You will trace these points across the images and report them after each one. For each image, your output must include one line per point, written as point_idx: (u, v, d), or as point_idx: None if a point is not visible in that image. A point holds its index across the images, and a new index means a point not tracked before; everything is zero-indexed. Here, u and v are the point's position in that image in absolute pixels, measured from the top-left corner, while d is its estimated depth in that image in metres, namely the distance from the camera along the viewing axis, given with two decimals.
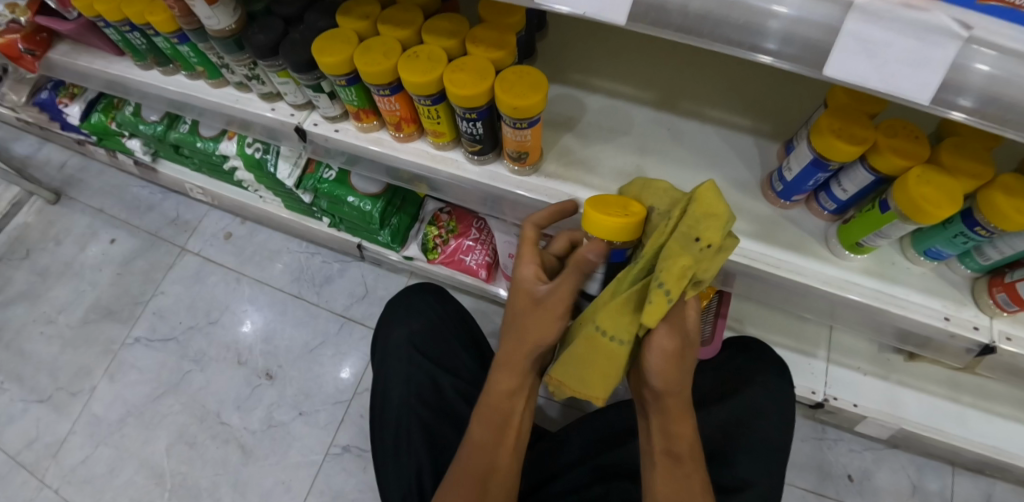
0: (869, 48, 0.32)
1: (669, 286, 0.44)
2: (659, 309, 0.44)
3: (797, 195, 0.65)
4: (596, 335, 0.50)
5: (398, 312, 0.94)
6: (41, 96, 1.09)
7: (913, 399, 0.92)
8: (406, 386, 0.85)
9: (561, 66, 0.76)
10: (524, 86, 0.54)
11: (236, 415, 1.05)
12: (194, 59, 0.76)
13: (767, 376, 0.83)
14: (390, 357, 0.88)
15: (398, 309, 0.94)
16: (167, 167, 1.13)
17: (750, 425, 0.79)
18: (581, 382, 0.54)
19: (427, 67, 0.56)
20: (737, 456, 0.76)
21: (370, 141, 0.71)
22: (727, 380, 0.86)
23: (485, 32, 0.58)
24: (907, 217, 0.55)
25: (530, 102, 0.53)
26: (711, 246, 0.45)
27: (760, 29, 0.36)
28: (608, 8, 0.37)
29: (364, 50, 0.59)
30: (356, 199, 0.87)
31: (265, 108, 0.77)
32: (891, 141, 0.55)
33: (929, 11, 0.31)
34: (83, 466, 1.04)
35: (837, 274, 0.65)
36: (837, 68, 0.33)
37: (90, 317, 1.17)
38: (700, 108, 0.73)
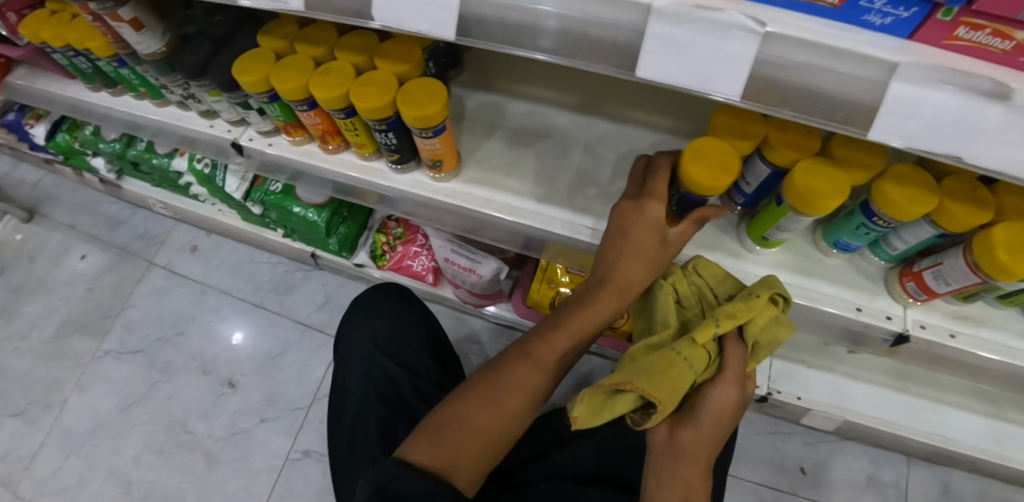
0: (673, 47, 0.33)
1: (721, 318, 0.49)
2: (708, 332, 0.48)
3: None
4: (673, 355, 0.47)
5: (362, 312, 0.95)
6: (8, 118, 1.13)
7: (857, 389, 0.94)
8: (365, 383, 0.86)
9: (487, 74, 0.78)
10: (424, 97, 0.56)
11: (202, 422, 1.08)
12: (136, 81, 0.79)
13: None
14: (352, 356, 0.89)
15: (362, 310, 0.95)
16: (131, 183, 1.16)
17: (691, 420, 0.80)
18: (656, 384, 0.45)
19: (336, 82, 0.59)
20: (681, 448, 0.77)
21: (301, 154, 0.74)
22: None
23: (393, 47, 0.61)
24: (799, 210, 0.56)
25: (429, 111, 0.56)
26: (764, 313, 0.50)
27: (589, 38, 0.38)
28: (441, 26, 0.39)
29: (280, 68, 0.62)
30: (302, 209, 0.90)
31: (205, 125, 0.80)
32: (781, 137, 0.57)
33: (723, 10, 0.33)
34: (54, 476, 1.07)
35: (754, 270, 0.67)
36: (648, 69, 0.35)
37: (62, 332, 1.20)
38: (621, 110, 0.75)
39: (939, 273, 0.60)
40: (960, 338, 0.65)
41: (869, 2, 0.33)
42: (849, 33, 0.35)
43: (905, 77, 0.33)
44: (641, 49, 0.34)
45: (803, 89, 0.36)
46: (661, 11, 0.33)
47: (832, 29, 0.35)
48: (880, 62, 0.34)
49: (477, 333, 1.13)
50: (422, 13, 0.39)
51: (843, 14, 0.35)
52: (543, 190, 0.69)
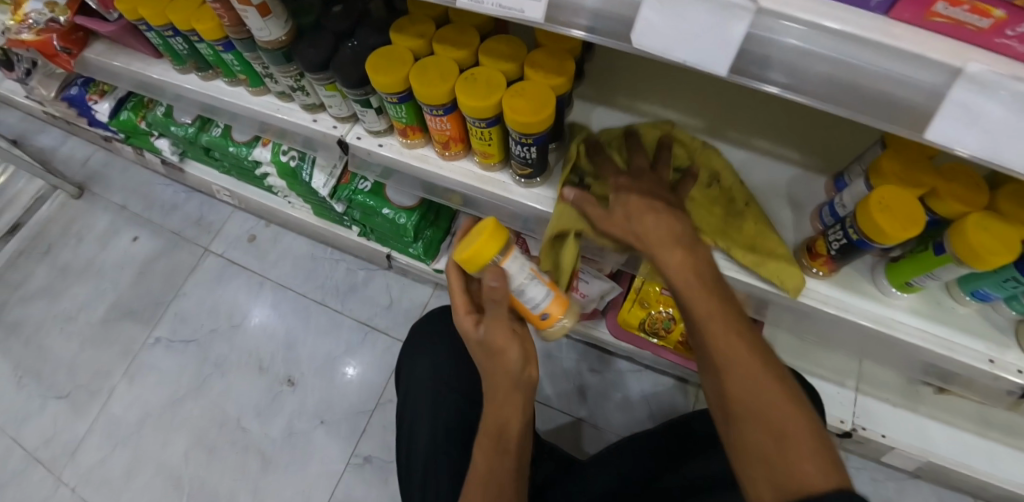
0: (975, 119, 0.30)
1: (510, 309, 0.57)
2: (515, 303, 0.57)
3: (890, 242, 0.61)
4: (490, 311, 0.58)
5: (419, 342, 0.91)
6: (70, 91, 1.09)
7: (940, 431, 0.91)
8: (433, 423, 0.80)
9: (609, 90, 0.75)
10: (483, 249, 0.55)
11: (257, 421, 1.04)
12: (237, 66, 0.75)
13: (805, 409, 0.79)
14: (415, 392, 0.84)
15: (420, 341, 0.91)
16: (193, 167, 1.12)
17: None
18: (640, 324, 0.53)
19: (486, 91, 0.56)
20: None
21: (414, 158, 0.70)
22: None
23: (544, 57, 0.58)
24: (963, 261, 0.54)
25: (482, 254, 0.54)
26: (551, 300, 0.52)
27: (832, 81, 0.34)
28: (709, 59, 0.35)
29: (420, 69, 0.58)
30: (392, 211, 0.86)
31: (306, 119, 0.76)
32: (951, 185, 0.55)
33: None
34: (100, 466, 1.04)
35: (887, 311, 0.65)
36: (937, 133, 0.31)
37: (111, 316, 1.16)
38: (752, 138, 0.71)
39: None
40: None
41: None
42: None
43: None
44: (933, 115, 0.32)
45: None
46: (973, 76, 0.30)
47: None
48: None
49: (543, 345, 1.10)
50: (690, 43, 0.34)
51: None
52: None
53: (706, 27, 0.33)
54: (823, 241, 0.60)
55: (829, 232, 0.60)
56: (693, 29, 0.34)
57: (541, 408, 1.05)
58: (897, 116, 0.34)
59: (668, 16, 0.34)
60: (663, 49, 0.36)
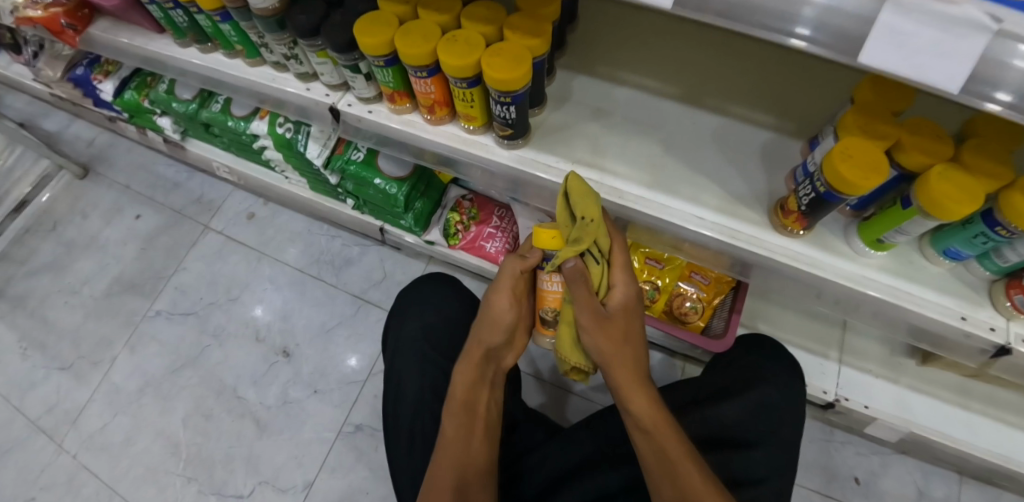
0: (902, 39, 0.34)
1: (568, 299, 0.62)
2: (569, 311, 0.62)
3: (864, 204, 0.65)
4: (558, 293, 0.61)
5: (411, 304, 0.95)
6: (76, 72, 1.13)
7: (922, 402, 0.92)
8: (420, 383, 0.85)
9: (592, 59, 0.78)
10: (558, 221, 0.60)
11: (253, 390, 1.07)
12: (233, 37, 0.78)
13: (779, 372, 0.81)
14: (405, 351, 0.89)
15: (411, 303, 0.95)
16: (195, 145, 1.15)
17: (758, 420, 0.76)
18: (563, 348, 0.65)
19: (466, 51, 0.59)
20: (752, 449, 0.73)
21: (402, 123, 0.73)
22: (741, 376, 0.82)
23: (523, 20, 0.61)
24: (928, 212, 0.56)
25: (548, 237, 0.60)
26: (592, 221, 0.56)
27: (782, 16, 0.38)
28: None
29: (405, 32, 0.61)
30: (382, 182, 0.88)
31: (300, 88, 0.79)
32: (915, 139, 0.57)
33: (959, 5, 0.34)
34: (101, 433, 1.07)
35: (860, 270, 0.66)
36: (870, 55, 0.36)
37: (113, 290, 1.19)
38: (727, 104, 0.74)
39: None
40: None
41: None
42: None
43: None
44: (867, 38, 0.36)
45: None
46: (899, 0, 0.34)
47: None
48: None
49: None
50: None
51: None
52: (651, 178, 0.69)
53: None
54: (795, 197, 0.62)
55: (800, 187, 0.62)
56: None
57: (529, 380, 1.07)
58: None
59: None
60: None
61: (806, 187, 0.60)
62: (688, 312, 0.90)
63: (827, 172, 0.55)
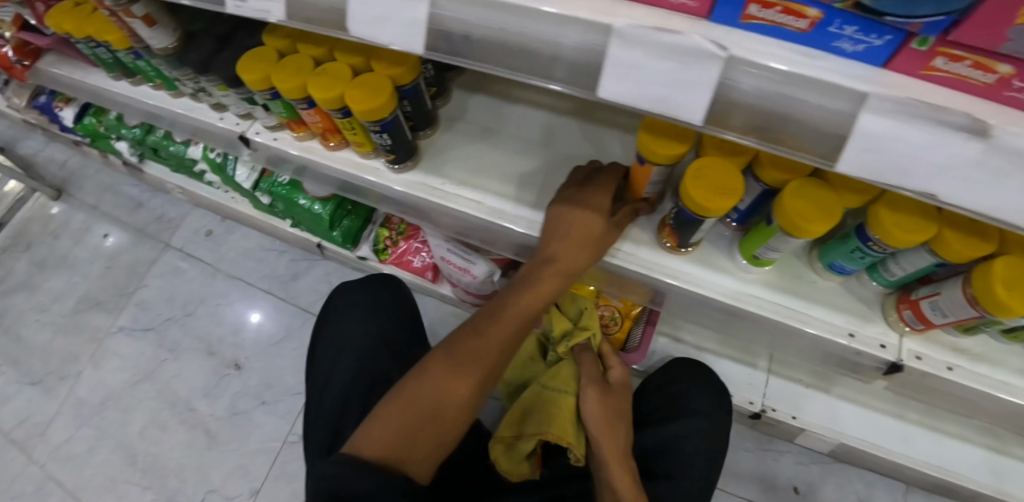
0: (630, 71, 0.35)
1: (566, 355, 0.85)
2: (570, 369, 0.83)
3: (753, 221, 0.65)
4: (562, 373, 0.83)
5: (350, 298, 0.95)
6: (40, 100, 1.19)
7: (849, 412, 0.91)
8: (353, 372, 0.83)
9: (491, 75, 0.77)
10: (716, 189, 0.53)
11: (205, 401, 1.10)
12: (151, 72, 0.82)
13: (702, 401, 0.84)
14: (337, 349, 0.87)
15: (346, 303, 0.94)
16: (151, 167, 1.20)
17: (670, 453, 0.81)
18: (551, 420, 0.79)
19: (332, 83, 0.60)
20: (661, 478, 0.78)
21: (302, 150, 0.75)
22: (665, 403, 0.87)
23: (391, 49, 0.62)
24: (787, 231, 0.55)
25: (717, 207, 0.53)
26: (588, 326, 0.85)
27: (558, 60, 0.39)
28: (406, 38, 0.42)
29: (281, 67, 0.63)
30: (307, 201, 0.92)
31: (214, 118, 0.82)
32: (774, 155, 0.56)
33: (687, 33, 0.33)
34: (67, 444, 1.12)
35: (745, 287, 0.66)
36: (608, 90, 0.37)
37: (81, 307, 1.23)
38: (625, 120, 0.73)
39: (936, 304, 0.58)
40: (957, 372, 0.63)
41: (837, 27, 0.32)
42: (812, 60, 0.34)
43: (876, 109, 0.32)
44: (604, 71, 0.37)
45: (758, 111, 0.35)
46: (622, 34, 0.34)
47: (799, 55, 0.35)
48: (852, 93, 0.33)
49: None
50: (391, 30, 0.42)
51: (811, 39, 0.34)
52: (537, 196, 0.67)
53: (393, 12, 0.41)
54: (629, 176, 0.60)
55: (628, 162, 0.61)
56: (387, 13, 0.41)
57: None
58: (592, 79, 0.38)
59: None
60: (376, 34, 0.43)
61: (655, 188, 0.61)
62: (609, 323, 0.90)
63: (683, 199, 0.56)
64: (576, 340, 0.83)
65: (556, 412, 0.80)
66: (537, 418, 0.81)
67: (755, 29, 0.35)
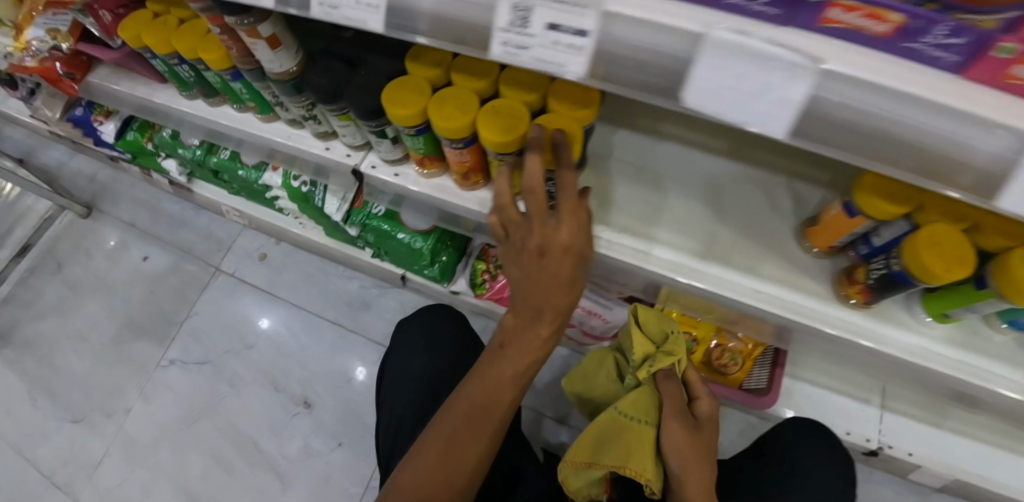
0: None
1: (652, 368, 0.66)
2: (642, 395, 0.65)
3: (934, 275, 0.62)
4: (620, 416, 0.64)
5: (412, 335, 0.90)
6: (76, 113, 1.09)
7: (964, 448, 0.89)
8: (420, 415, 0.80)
9: (632, 110, 0.73)
10: (953, 256, 0.50)
11: (274, 442, 1.03)
12: (245, 95, 0.72)
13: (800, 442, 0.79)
14: (400, 404, 0.83)
15: (409, 347, 0.88)
16: (202, 187, 1.10)
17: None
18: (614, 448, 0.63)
19: (509, 125, 0.53)
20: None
21: (433, 188, 0.68)
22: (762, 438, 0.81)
23: (569, 86, 0.55)
24: (1006, 299, 0.51)
25: (954, 276, 0.50)
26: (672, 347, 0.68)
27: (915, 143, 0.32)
28: (766, 121, 0.32)
29: (439, 101, 0.55)
30: (407, 236, 0.85)
31: (319, 147, 0.74)
32: (994, 219, 0.51)
33: None
34: (119, 488, 1.04)
35: (919, 341, 0.63)
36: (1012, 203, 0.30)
37: (123, 335, 1.16)
38: (777, 160, 0.70)
39: None
40: None
41: None
42: None
43: None
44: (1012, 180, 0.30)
45: None
46: None
47: None
48: None
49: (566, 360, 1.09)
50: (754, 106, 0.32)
51: None
52: (703, 246, 0.65)
53: (761, 88, 0.31)
54: (828, 222, 0.61)
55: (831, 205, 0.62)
56: (749, 88, 0.31)
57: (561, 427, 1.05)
58: (942, 171, 0.32)
59: (728, 73, 0.31)
60: (721, 112, 0.33)
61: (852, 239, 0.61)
62: (728, 363, 0.85)
63: (908, 264, 0.52)
64: (660, 364, 0.66)
65: (621, 442, 0.63)
66: (611, 447, 0.63)
67: (833, 32, 0.32)
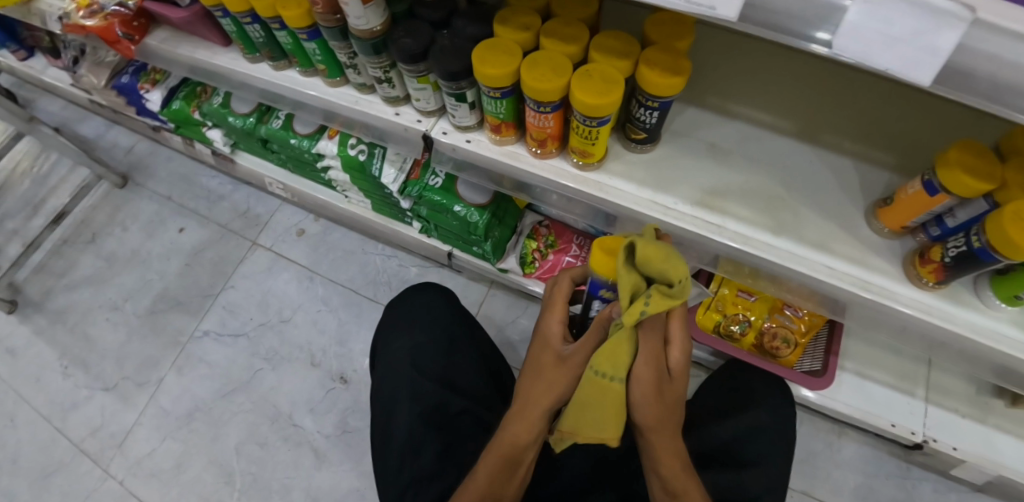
0: None
1: None
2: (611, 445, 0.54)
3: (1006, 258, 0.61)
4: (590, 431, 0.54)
5: (400, 325, 0.91)
6: (121, 80, 1.08)
7: (1012, 444, 0.88)
8: (412, 402, 0.80)
9: (700, 90, 0.74)
10: None
11: (310, 418, 1.03)
12: (316, 56, 0.72)
13: (774, 398, 0.83)
14: (393, 377, 0.84)
15: (401, 323, 0.91)
16: (245, 158, 1.11)
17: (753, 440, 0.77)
18: (594, 425, 0.52)
19: (605, 88, 0.54)
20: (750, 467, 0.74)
21: (505, 155, 0.69)
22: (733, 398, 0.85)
23: (659, 54, 0.56)
24: None
25: None
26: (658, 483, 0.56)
27: None
28: (912, 67, 0.33)
29: (532, 63, 0.56)
30: (463, 209, 0.84)
31: (388, 113, 0.74)
32: None
33: None
34: (149, 459, 1.03)
35: (987, 324, 0.62)
36: None
37: (158, 307, 1.16)
38: (845, 144, 0.70)
39: None
40: None
41: None
42: None
43: None
44: None
45: None
46: None
47: None
48: None
49: None
50: (897, 50, 0.33)
51: None
52: (776, 223, 0.65)
53: (908, 34, 0.32)
54: (903, 203, 0.61)
55: (907, 186, 0.61)
56: (898, 33, 0.32)
57: None
58: None
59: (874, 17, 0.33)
60: (864, 54, 0.34)
61: (924, 219, 0.61)
62: (780, 346, 0.90)
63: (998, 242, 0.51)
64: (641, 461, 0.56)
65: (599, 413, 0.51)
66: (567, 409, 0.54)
67: None
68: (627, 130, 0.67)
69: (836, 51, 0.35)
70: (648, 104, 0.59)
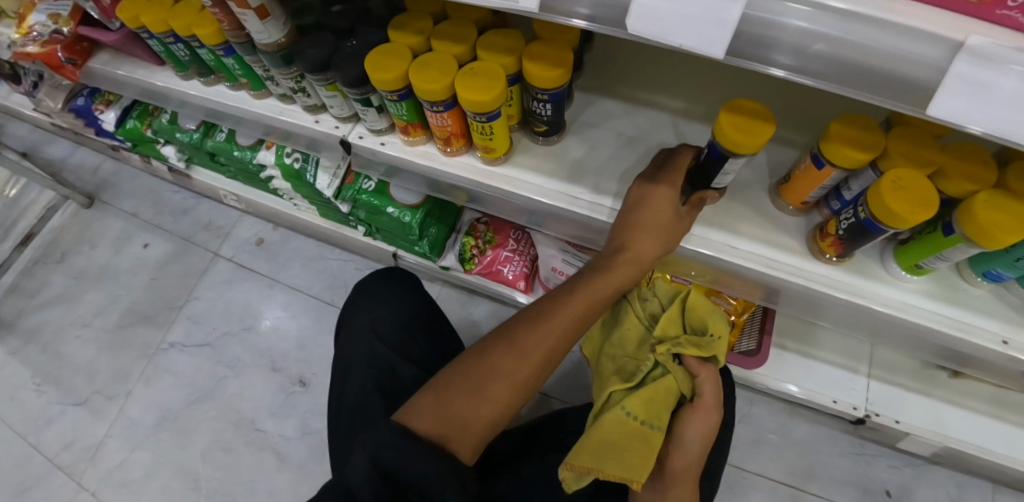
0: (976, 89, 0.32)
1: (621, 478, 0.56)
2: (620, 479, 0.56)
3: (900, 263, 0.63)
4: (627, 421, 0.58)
5: (365, 301, 0.92)
6: (77, 102, 1.11)
7: (955, 415, 0.87)
8: (367, 368, 0.80)
9: (614, 81, 0.75)
10: (916, 198, 0.50)
11: (272, 421, 1.05)
12: (238, 70, 0.75)
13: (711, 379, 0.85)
14: (352, 344, 0.86)
15: (364, 299, 0.93)
16: (200, 173, 1.14)
17: None
18: (620, 460, 0.55)
19: (487, 84, 0.56)
20: None
21: (419, 155, 0.71)
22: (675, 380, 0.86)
23: (543, 47, 0.58)
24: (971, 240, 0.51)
25: (920, 217, 0.50)
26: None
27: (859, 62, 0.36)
28: (708, 44, 0.35)
29: (420, 65, 0.58)
30: (396, 210, 0.86)
31: (309, 120, 0.76)
32: (959, 166, 0.53)
33: None
34: (120, 469, 1.06)
35: (894, 295, 0.63)
36: (942, 109, 0.33)
37: (126, 321, 1.19)
38: None
39: None
40: None
41: None
42: None
43: None
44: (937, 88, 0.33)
45: None
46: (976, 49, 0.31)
47: None
48: None
49: None
50: (690, 27, 0.35)
51: None
52: None
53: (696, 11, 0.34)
54: (801, 176, 0.62)
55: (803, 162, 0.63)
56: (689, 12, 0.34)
57: (552, 402, 1.09)
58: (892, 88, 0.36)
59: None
60: (663, 34, 0.36)
61: (824, 193, 0.62)
62: None
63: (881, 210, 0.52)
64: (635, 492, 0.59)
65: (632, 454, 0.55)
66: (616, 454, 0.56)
67: None
68: (531, 125, 0.69)
69: (636, 33, 0.37)
70: (540, 98, 0.61)
